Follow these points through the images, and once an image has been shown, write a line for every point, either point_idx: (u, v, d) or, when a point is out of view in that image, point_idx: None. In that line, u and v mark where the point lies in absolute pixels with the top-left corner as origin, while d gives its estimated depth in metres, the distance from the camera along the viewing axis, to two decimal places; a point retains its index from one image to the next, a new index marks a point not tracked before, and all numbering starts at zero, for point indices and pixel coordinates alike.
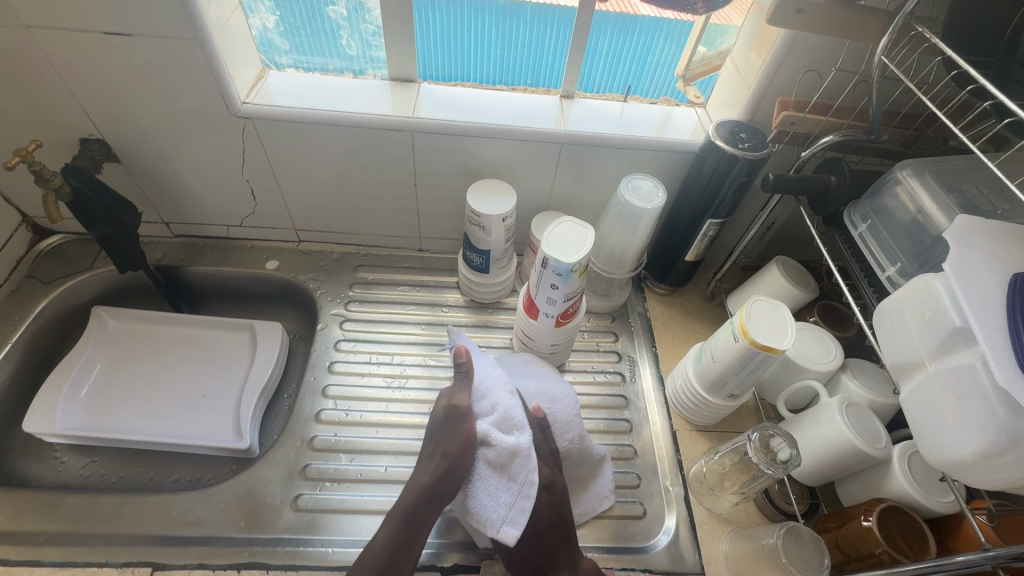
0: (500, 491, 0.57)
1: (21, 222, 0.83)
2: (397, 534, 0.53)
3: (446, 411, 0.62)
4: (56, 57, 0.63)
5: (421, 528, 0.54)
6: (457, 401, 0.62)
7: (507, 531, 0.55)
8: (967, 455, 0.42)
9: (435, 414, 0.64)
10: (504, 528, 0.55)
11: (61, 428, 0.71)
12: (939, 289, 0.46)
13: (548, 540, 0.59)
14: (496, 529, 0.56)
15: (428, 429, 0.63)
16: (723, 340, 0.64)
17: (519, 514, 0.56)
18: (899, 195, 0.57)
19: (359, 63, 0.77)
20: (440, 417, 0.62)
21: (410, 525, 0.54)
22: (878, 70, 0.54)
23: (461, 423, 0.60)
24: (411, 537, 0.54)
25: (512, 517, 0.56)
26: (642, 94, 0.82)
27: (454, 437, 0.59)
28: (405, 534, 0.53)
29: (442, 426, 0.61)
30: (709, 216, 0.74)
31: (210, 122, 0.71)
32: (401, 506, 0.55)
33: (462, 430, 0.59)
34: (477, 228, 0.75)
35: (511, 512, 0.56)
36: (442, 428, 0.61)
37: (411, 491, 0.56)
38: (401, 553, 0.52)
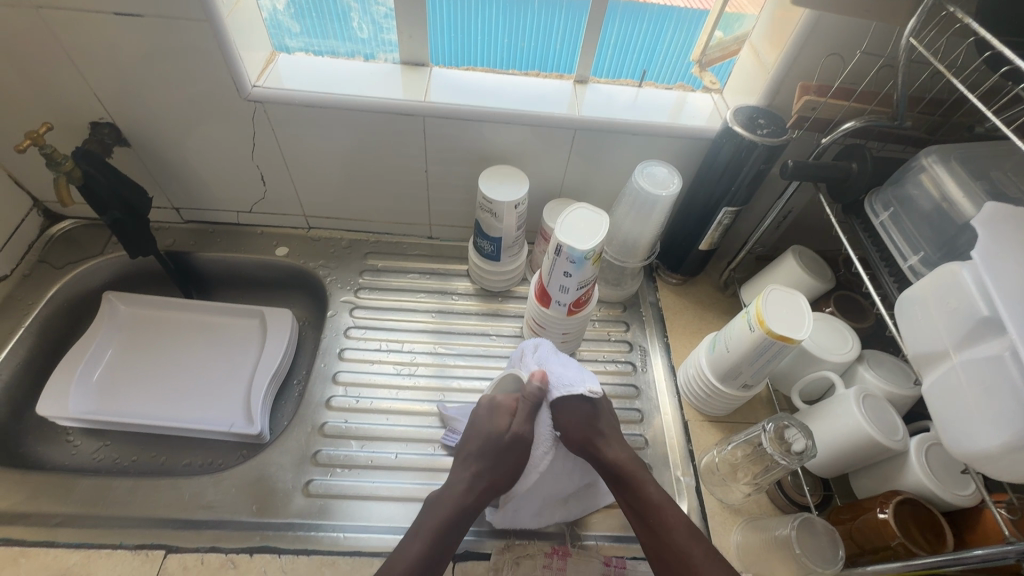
0: (566, 366, 0.63)
1: (32, 207, 0.83)
2: (432, 550, 0.54)
3: (509, 437, 0.61)
4: (66, 38, 0.62)
5: (452, 543, 0.56)
6: (517, 430, 0.61)
7: (592, 384, 0.61)
8: (991, 446, 0.41)
9: (486, 425, 0.62)
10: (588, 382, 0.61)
11: (75, 412, 0.72)
12: (966, 278, 0.45)
13: (599, 426, 0.62)
14: (583, 384, 0.61)
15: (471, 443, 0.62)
16: (738, 330, 0.63)
17: (589, 373, 0.63)
18: (923, 183, 0.56)
19: (369, 46, 0.76)
20: (501, 441, 0.60)
21: (442, 544, 0.55)
22: (906, 52, 0.53)
23: (522, 453, 0.60)
24: (444, 550, 0.55)
25: (588, 376, 0.62)
26: (656, 80, 0.80)
27: (507, 464, 0.60)
28: (439, 550, 0.55)
29: (493, 448, 0.60)
30: (725, 204, 0.73)
31: (221, 105, 0.70)
32: (437, 523, 0.56)
33: (515, 461, 0.60)
34: (488, 215, 0.74)
35: (585, 373, 0.63)
36: (496, 453, 0.60)
37: (449, 510, 0.57)
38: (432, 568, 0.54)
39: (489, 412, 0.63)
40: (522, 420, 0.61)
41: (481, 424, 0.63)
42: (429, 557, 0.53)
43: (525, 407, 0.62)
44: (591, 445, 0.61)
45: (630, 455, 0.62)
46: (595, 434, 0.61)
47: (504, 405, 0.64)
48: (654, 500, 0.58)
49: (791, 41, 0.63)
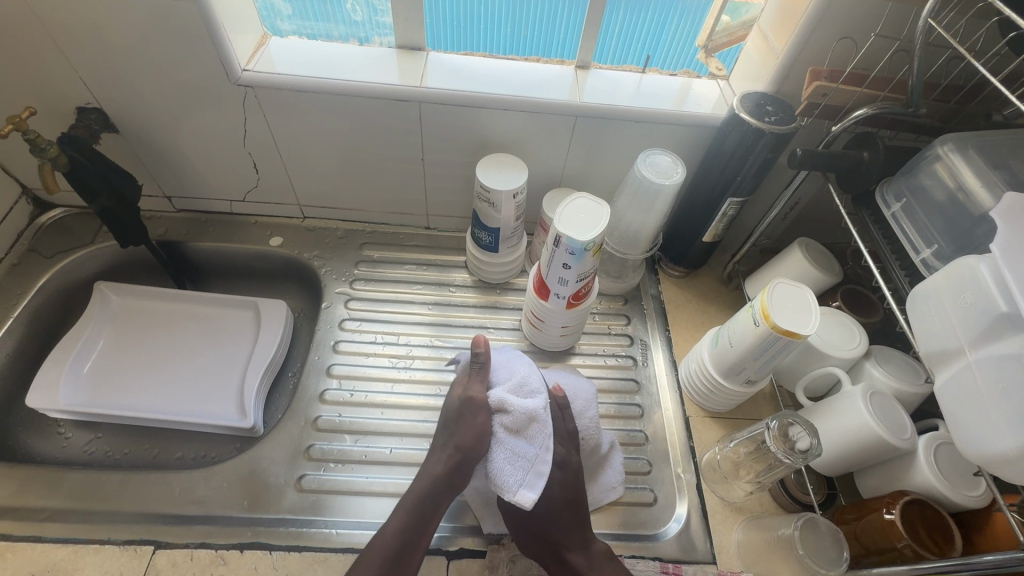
0: (520, 456, 0.56)
1: (21, 195, 0.81)
2: (411, 521, 0.54)
3: (461, 403, 0.60)
4: (48, 19, 0.60)
5: (432, 516, 0.55)
6: (471, 392, 0.60)
7: (524, 494, 0.54)
8: (1008, 450, 0.39)
9: (447, 398, 0.62)
10: (520, 490, 0.54)
11: (65, 404, 0.71)
12: (985, 272, 0.42)
13: (559, 521, 0.58)
14: (513, 492, 0.54)
15: (441, 415, 0.61)
16: (742, 324, 0.62)
17: (535, 477, 0.55)
18: (938, 172, 0.53)
19: (364, 29, 0.73)
20: (454, 407, 0.60)
21: (422, 512, 0.54)
22: (922, 35, 0.50)
23: (477, 414, 0.58)
24: (426, 521, 0.54)
25: (529, 481, 0.55)
26: (660, 66, 0.77)
27: (467, 429, 0.57)
28: (418, 521, 0.54)
29: (455, 417, 0.59)
30: (730, 195, 0.70)
31: (210, 90, 0.68)
32: (414, 494, 0.55)
33: (475, 422, 0.58)
34: (486, 205, 0.72)
35: (528, 476, 0.55)
36: (456, 419, 0.59)
37: (423, 482, 0.56)
38: (415, 538, 0.53)
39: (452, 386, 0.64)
40: (477, 386, 0.61)
41: (448, 399, 0.63)
42: (406, 531, 0.53)
43: (458, 438, 0.57)
44: (549, 556, 0.57)
45: (597, 553, 0.57)
46: (556, 542, 0.57)
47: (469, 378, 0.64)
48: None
49: (802, 25, 0.60)
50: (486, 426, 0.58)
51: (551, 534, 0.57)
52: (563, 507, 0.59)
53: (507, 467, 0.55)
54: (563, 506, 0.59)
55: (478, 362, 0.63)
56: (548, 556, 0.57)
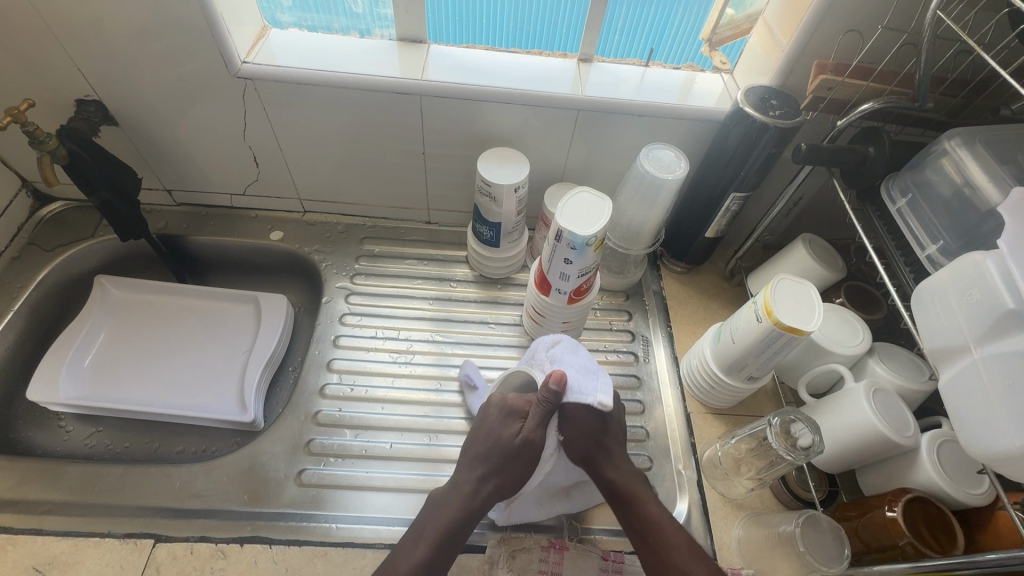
0: (586, 368, 0.57)
1: (20, 188, 0.81)
2: (438, 551, 0.51)
3: (521, 442, 0.55)
4: (46, 10, 0.59)
5: (455, 548, 0.52)
6: (529, 435, 0.54)
7: (603, 396, 0.55)
8: (1012, 448, 0.39)
9: (498, 430, 0.57)
10: (598, 393, 0.55)
11: (65, 397, 0.70)
12: (992, 269, 0.42)
13: (610, 439, 0.58)
14: (592, 394, 0.55)
15: (484, 438, 0.57)
16: (745, 320, 0.61)
17: (607, 383, 0.56)
18: (944, 167, 0.53)
19: (365, 21, 0.73)
20: (513, 446, 0.55)
21: (449, 543, 0.52)
22: (931, 27, 0.50)
23: (531, 460, 0.55)
24: (449, 550, 0.52)
25: (603, 385, 0.56)
26: (663, 59, 0.76)
27: (516, 469, 0.55)
28: (445, 550, 0.51)
29: (506, 450, 0.55)
30: (733, 190, 0.70)
31: (209, 83, 0.68)
32: (444, 522, 0.52)
33: (525, 463, 0.55)
34: (487, 199, 0.72)
35: (599, 381, 0.56)
36: (511, 456, 0.55)
37: (455, 510, 0.53)
38: (439, 567, 0.51)
39: (502, 417, 0.57)
40: (534, 427, 0.55)
41: (492, 427, 0.57)
42: (435, 562, 0.50)
43: (536, 413, 0.54)
44: (593, 457, 0.57)
45: (632, 471, 0.58)
46: (598, 447, 0.57)
47: (516, 407, 0.58)
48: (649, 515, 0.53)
49: (807, 18, 0.60)
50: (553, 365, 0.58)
51: (601, 441, 0.57)
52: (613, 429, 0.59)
53: (577, 376, 0.56)
54: (613, 427, 0.59)
55: (546, 402, 0.54)
56: (593, 453, 0.57)
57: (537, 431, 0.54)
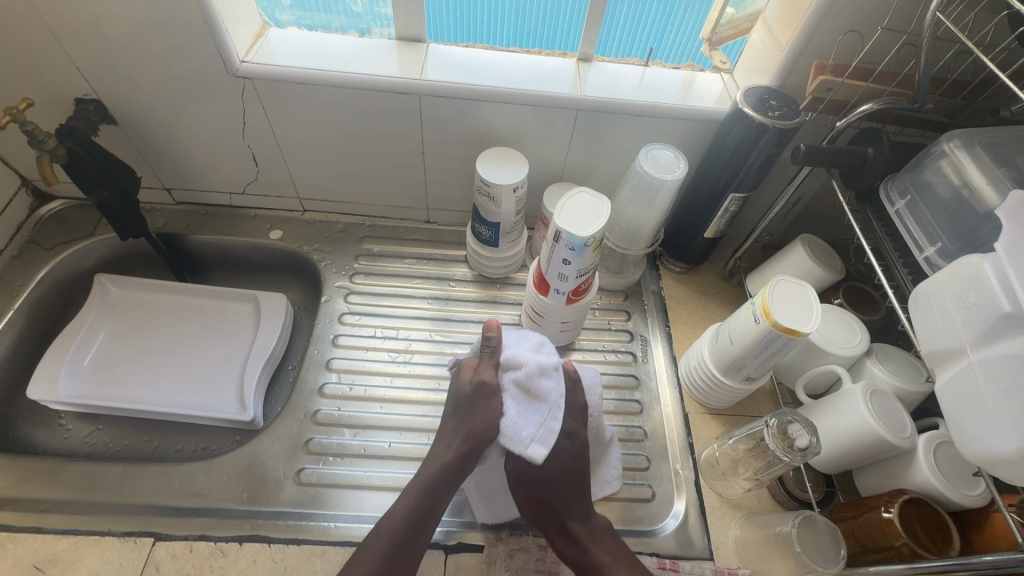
0: (529, 414, 0.55)
1: (20, 186, 0.81)
2: (417, 508, 0.52)
3: (474, 388, 0.57)
4: (44, 9, 0.59)
5: (438, 505, 0.53)
6: (484, 377, 0.57)
7: (535, 448, 0.54)
8: (1008, 451, 0.39)
9: (455, 382, 0.60)
10: (530, 443, 0.54)
11: (65, 396, 0.71)
12: (989, 272, 0.42)
13: (564, 488, 0.57)
14: (523, 446, 0.54)
15: (453, 398, 0.59)
16: (743, 321, 0.61)
17: (547, 433, 0.54)
18: (943, 169, 0.53)
19: (365, 20, 0.72)
20: (467, 393, 0.57)
21: (429, 498, 0.53)
22: (930, 28, 0.49)
23: (490, 401, 0.56)
24: (432, 509, 0.53)
25: (540, 436, 0.54)
26: (663, 59, 0.76)
27: (479, 418, 0.55)
28: (426, 507, 0.52)
29: (466, 403, 0.57)
30: (732, 190, 0.70)
31: (208, 82, 0.68)
32: (422, 480, 0.54)
33: (489, 412, 0.55)
34: (486, 199, 0.72)
35: (538, 431, 0.55)
36: (468, 406, 0.57)
37: (432, 467, 0.54)
38: (422, 524, 0.52)
39: (457, 371, 0.60)
40: (488, 370, 0.58)
41: (453, 383, 0.60)
42: (413, 518, 0.51)
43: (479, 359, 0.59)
44: (547, 521, 0.57)
45: (599, 526, 0.56)
46: (554, 505, 0.56)
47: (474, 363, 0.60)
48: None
49: (806, 19, 0.59)
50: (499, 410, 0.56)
51: (555, 503, 0.56)
52: (569, 476, 0.57)
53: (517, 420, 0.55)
54: (567, 475, 0.57)
55: (486, 346, 0.59)
56: (546, 519, 0.57)
57: (489, 380, 0.57)
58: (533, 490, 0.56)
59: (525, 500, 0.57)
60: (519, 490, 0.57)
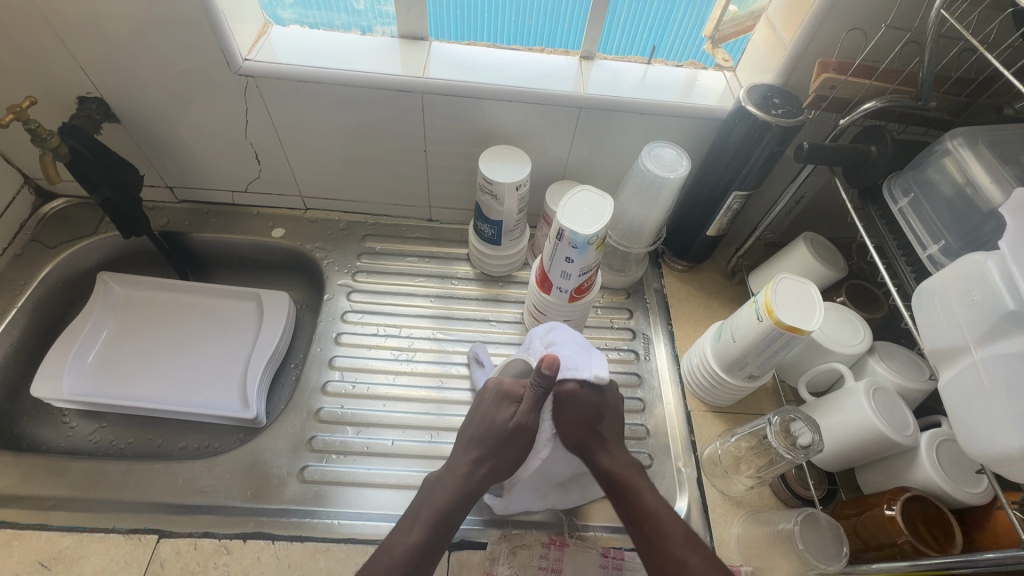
0: (581, 346, 0.57)
1: (23, 184, 0.81)
2: (433, 536, 0.51)
3: (511, 429, 0.54)
4: (47, 7, 0.59)
5: (450, 530, 0.53)
6: (523, 421, 0.54)
7: (598, 368, 0.55)
8: (1012, 449, 0.39)
9: (492, 413, 0.56)
10: (593, 367, 0.55)
11: (69, 394, 0.71)
12: (993, 270, 0.42)
13: (607, 424, 0.56)
14: (588, 368, 0.54)
15: (477, 426, 0.57)
16: (745, 319, 0.61)
17: (601, 358, 0.57)
18: (946, 167, 0.53)
19: (367, 18, 0.72)
20: (505, 433, 0.54)
21: (444, 526, 0.52)
22: (934, 26, 0.49)
23: (523, 447, 0.54)
24: (445, 533, 0.52)
25: (598, 360, 0.56)
26: (666, 56, 0.76)
27: (510, 454, 0.55)
28: (439, 534, 0.52)
29: (499, 439, 0.55)
30: (734, 188, 0.70)
31: (211, 80, 0.68)
32: (438, 507, 0.53)
33: (518, 450, 0.55)
34: (489, 197, 0.72)
35: (594, 358, 0.56)
36: (501, 442, 0.54)
37: (450, 494, 0.53)
38: (435, 548, 0.51)
39: (496, 399, 0.57)
40: (528, 413, 0.54)
41: (486, 410, 0.57)
42: (429, 543, 0.51)
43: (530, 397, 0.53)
44: (589, 445, 0.55)
45: (631, 461, 0.56)
46: (593, 436, 0.55)
47: (513, 392, 0.57)
48: (647, 508, 0.52)
49: (810, 16, 0.59)
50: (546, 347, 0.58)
51: (595, 426, 0.55)
52: (610, 419, 0.56)
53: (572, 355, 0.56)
54: (609, 412, 0.56)
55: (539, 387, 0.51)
56: (587, 442, 0.55)
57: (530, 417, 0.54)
58: (578, 422, 0.55)
59: (566, 429, 0.55)
60: (561, 408, 0.55)
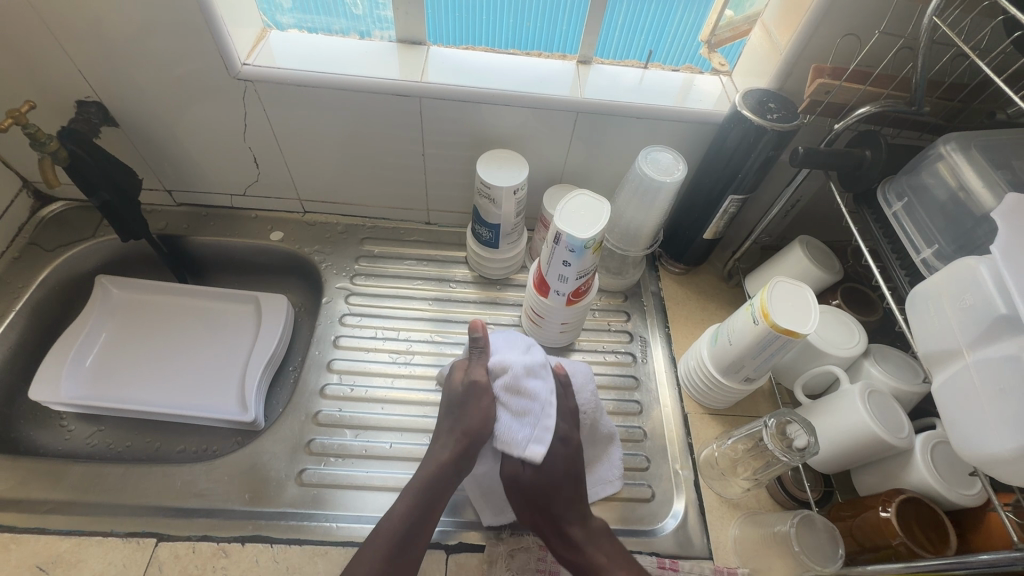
0: (524, 414, 0.57)
1: (22, 188, 0.81)
2: (416, 509, 0.53)
3: (465, 388, 0.59)
4: (46, 11, 0.59)
5: (436, 503, 0.54)
6: (476, 377, 0.59)
7: (534, 449, 0.55)
8: (1004, 451, 0.39)
9: (446, 382, 0.62)
10: (529, 445, 0.56)
11: (66, 397, 0.71)
12: (985, 274, 0.42)
13: (563, 492, 0.57)
14: (521, 448, 0.56)
15: (444, 402, 0.61)
16: (742, 322, 0.62)
17: (544, 432, 0.56)
18: (940, 171, 0.53)
19: (365, 23, 0.73)
20: (457, 393, 0.59)
21: (428, 497, 0.54)
22: (927, 32, 0.50)
23: (483, 401, 0.58)
24: (428, 511, 0.54)
25: (537, 436, 0.56)
26: (662, 61, 0.77)
27: (472, 415, 0.57)
28: (422, 512, 0.53)
29: (459, 402, 0.59)
30: (731, 192, 0.70)
31: (210, 84, 0.68)
32: (422, 479, 0.55)
33: (479, 407, 0.58)
34: (487, 201, 0.72)
35: (534, 430, 0.56)
36: (460, 405, 0.59)
37: (431, 467, 0.56)
38: (419, 523, 0.53)
39: (450, 372, 0.62)
40: (480, 370, 0.60)
41: (446, 385, 0.62)
42: (414, 512, 0.53)
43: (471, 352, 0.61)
44: (543, 523, 0.57)
45: (596, 529, 0.57)
46: (553, 506, 0.57)
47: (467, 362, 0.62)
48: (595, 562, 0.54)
49: (805, 22, 0.60)
50: (491, 410, 0.58)
51: (549, 507, 0.56)
52: (565, 483, 0.57)
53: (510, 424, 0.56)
54: (564, 485, 0.57)
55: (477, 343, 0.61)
56: (543, 526, 0.57)
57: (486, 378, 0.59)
58: (529, 500, 0.56)
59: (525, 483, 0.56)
60: (517, 498, 0.57)
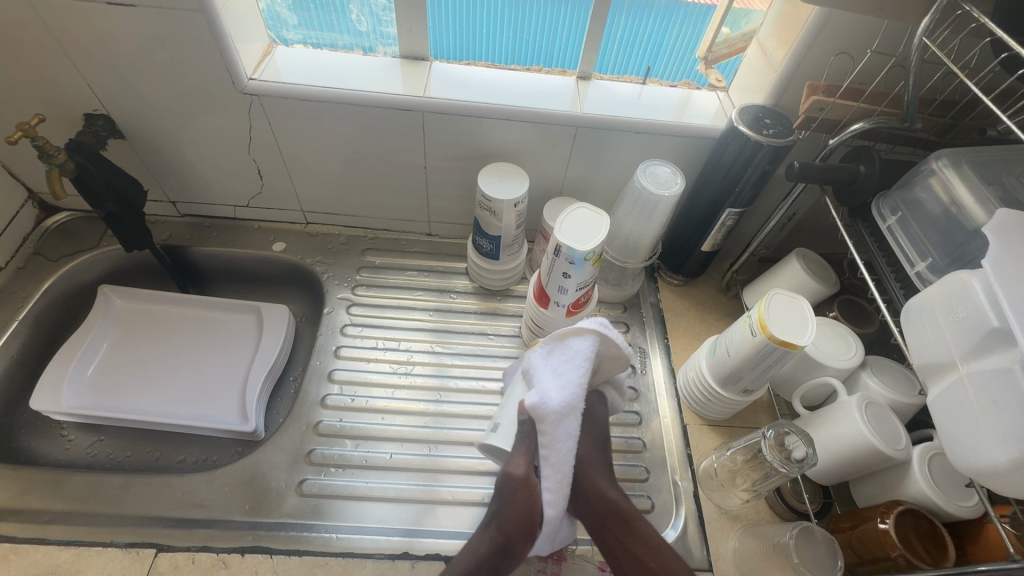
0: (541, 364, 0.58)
1: (27, 199, 0.82)
2: None
3: (503, 480, 0.54)
4: (58, 27, 0.61)
5: None
6: (512, 466, 0.54)
7: (546, 355, 0.58)
8: (998, 463, 0.40)
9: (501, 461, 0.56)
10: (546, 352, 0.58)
11: (68, 407, 0.71)
12: (977, 288, 0.43)
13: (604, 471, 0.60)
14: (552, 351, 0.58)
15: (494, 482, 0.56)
16: (740, 334, 0.62)
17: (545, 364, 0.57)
18: (932, 187, 0.54)
19: (369, 39, 0.74)
20: (500, 482, 0.54)
21: None
22: (918, 52, 0.51)
23: (521, 497, 0.53)
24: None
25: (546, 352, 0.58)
26: (660, 77, 0.78)
27: (513, 516, 0.53)
28: None
29: (501, 494, 0.54)
30: (728, 205, 0.71)
31: (217, 99, 0.69)
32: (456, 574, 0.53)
33: (520, 508, 0.53)
34: (488, 213, 0.73)
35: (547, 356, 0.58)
36: (504, 498, 0.54)
37: (470, 558, 0.54)
38: None
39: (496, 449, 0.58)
40: (518, 460, 0.54)
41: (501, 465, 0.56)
42: None
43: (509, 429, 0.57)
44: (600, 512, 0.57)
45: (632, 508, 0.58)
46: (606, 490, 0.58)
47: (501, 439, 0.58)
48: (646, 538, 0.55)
49: (799, 39, 0.61)
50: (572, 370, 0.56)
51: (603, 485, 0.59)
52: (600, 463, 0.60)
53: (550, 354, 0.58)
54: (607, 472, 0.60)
55: (521, 429, 0.56)
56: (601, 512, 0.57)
57: (519, 467, 0.53)
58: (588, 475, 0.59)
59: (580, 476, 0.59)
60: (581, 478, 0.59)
